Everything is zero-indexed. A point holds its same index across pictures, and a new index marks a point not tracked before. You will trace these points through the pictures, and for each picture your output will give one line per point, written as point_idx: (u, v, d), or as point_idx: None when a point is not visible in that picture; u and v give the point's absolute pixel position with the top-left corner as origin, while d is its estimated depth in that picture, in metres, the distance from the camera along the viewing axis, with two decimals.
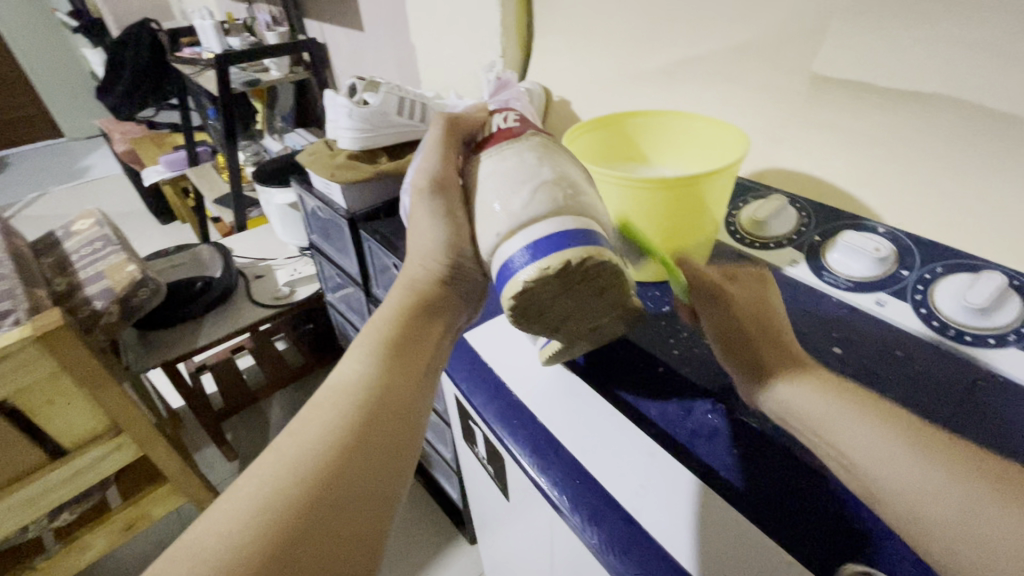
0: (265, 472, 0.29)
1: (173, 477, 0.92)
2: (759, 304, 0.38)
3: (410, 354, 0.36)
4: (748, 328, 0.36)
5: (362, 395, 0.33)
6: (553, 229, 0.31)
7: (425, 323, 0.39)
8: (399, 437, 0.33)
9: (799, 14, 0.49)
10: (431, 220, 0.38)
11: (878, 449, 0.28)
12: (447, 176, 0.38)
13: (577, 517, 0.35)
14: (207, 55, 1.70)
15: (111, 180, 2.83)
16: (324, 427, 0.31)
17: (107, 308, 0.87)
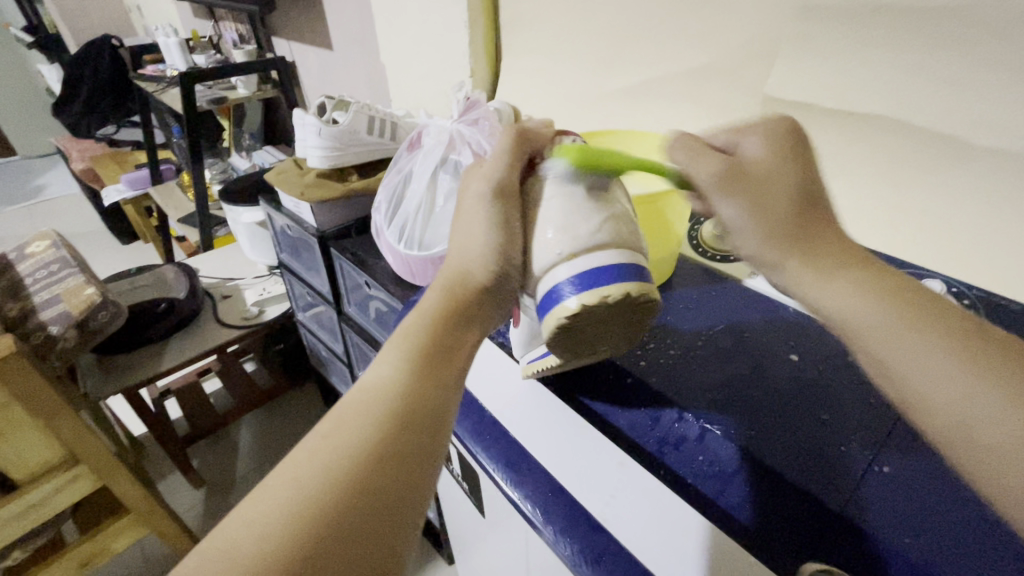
0: (292, 479, 0.27)
1: (135, 508, 0.88)
2: (786, 165, 0.32)
3: (446, 360, 0.34)
4: (772, 213, 0.31)
5: (395, 400, 0.31)
6: (617, 259, 0.32)
7: (463, 329, 0.35)
8: (434, 448, 0.31)
9: (751, 38, 0.52)
10: (486, 225, 0.36)
11: (911, 342, 0.27)
12: (510, 182, 0.37)
13: (551, 530, 0.41)
14: (171, 72, 1.67)
15: (68, 200, 2.73)
16: (357, 435, 0.29)
17: (64, 333, 0.84)
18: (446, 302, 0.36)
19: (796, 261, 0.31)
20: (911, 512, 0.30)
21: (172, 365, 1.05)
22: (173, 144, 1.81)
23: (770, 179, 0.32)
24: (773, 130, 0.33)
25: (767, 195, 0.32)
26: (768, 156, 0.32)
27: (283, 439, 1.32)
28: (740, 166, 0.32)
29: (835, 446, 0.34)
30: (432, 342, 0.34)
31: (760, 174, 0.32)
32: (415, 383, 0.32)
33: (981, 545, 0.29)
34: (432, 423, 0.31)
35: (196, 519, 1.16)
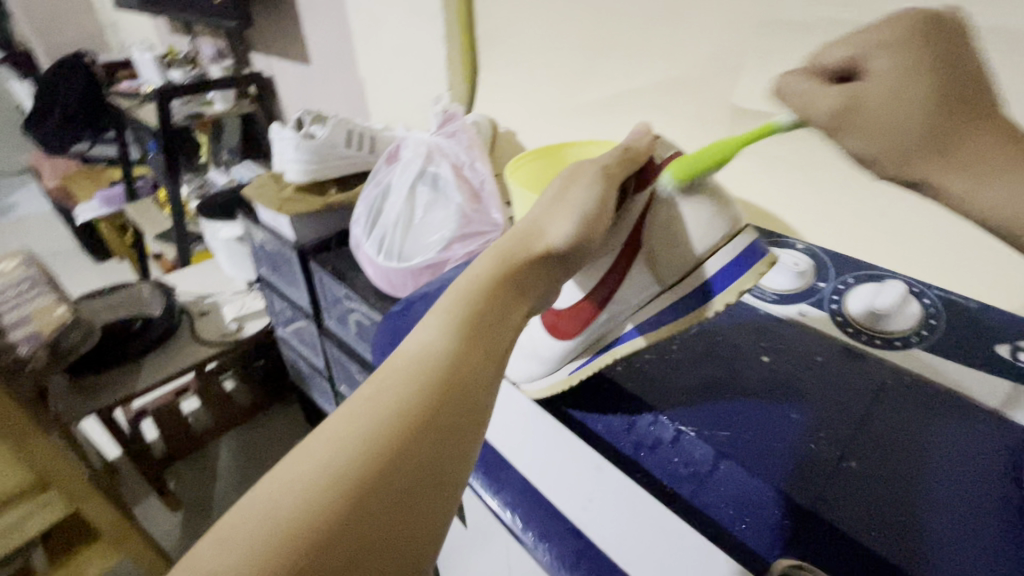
0: (330, 440, 0.25)
1: (110, 533, 0.86)
2: (914, 70, 0.30)
3: (494, 326, 0.32)
4: (912, 115, 0.30)
5: (440, 366, 0.29)
6: (745, 247, 0.41)
7: (515, 300, 0.34)
8: (478, 420, 0.28)
9: (718, 50, 0.53)
10: (588, 196, 0.39)
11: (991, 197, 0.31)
12: (614, 170, 0.41)
13: (530, 536, 0.40)
14: (146, 87, 1.66)
15: (39, 218, 2.67)
16: (401, 397, 0.27)
17: (35, 352, 0.80)
18: (507, 267, 0.35)
19: (931, 166, 0.31)
20: (874, 508, 0.31)
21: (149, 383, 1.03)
22: (149, 160, 1.79)
23: (893, 91, 0.30)
24: (898, 33, 0.31)
25: (902, 99, 0.30)
26: (892, 70, 0.30)
27: (262, 457, 1.30)
28: (862, 95, 0.31)
29: (801, 443, 0.35)
30: (482, 308, 0.32)
31: (878, 102, 0.31)
32: (462, 350, 0.30)
33: (969, 533, 0.30)
34: (476, 394, 0.29)
35: (173, 543, 1.13)
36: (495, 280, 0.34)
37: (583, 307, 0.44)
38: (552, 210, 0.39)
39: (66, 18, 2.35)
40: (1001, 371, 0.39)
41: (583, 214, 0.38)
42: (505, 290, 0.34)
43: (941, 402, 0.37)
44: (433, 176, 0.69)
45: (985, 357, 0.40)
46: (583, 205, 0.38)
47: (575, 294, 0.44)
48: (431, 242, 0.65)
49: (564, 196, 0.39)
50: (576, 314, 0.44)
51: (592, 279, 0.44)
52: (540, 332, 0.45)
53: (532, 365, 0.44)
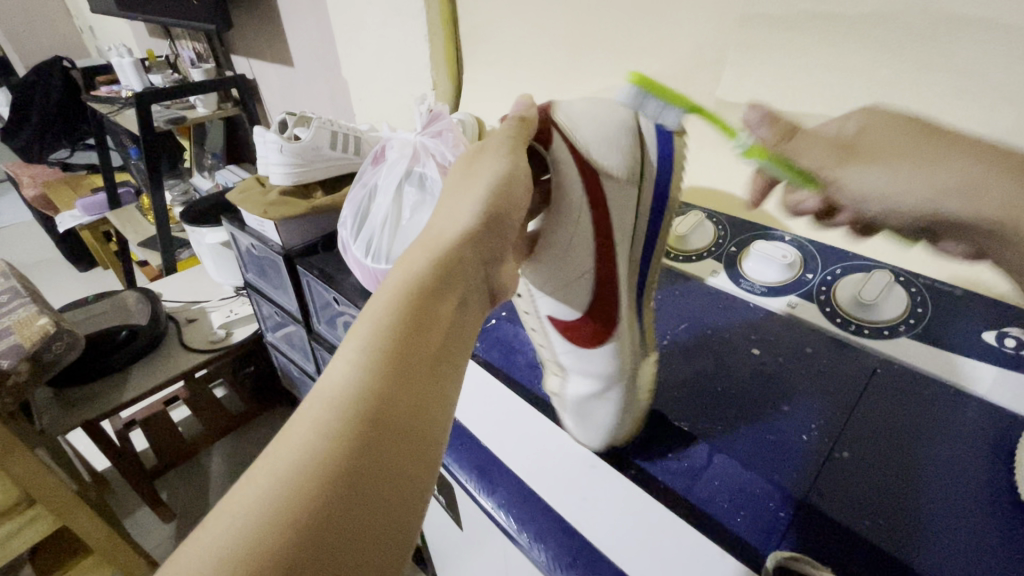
0: (244, 503, 0.20)
1: (98, 547, 0.84)
2: (893, 146, 0.35)
3: (423, 336, 0.26)
4: (910, 190, 0.33)
5: (362, 403, 0.23)
6: (657, 146, 0.40)
7: (443, 296, 0.28)
8: (421, 449, 0.24)
9: (702, 45, 0.53)
10: (491, 169, 0.32)
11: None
12: (504, 139, 0.34)
13: (525, 537, 0.38)
14: (126, 92, 1.63)
15: (20, 228, 2.62)
16: (313, 446, 0.22)
17: (17, 367, 0.78)
18: (417, 272, 0.27)
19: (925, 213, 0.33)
20: (869, 498, 0.31)
21: (136, 393, 1.01)
22: (131, 166, 1.76)
23: (883, 144, 0.36)
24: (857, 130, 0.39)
25: (896, 153, 0.34)
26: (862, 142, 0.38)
27: (255, 464, 1.29)
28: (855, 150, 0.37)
29: (794, 437, 0.35)
30: (402, 322, 0.26)
31: (868, 153, 0.36)
32: (387, 380, 0.24)
33: (965, 516, 0.30)
34: (414, 419, 0.24)
35: (166, 555, 1.12)
36: (420, 281, 0.27)
37: (596, 304, 0.38)
38: (464, 192, 0.32)
39: (42, 23, 2.31)
40: (989, 358, 0.39)
41: (498, 177, 0.32)
42: (425, 294, 0.27)
43: (925, 386, 0.38)
44: (419, 175, 0.69)
45: (972, 343, 0.40)
46: (495, 177, 0.32)
47: (578, 300, 0.38)
48: None
49: (471, 174, 0.33)
50: (594, 319, 0.38)
51: (588, 275, 0.38)
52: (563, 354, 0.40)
53: (598, 407, 0.37)
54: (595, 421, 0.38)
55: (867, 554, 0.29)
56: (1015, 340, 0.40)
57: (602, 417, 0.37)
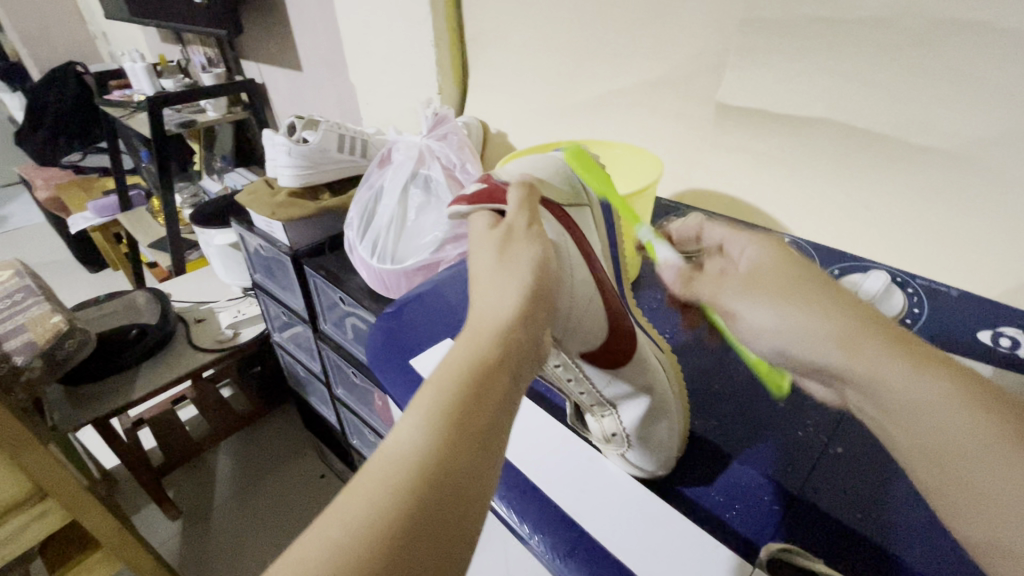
0: (310, 550, 0.20)
1: (107, 542, 0.85)
2: (786, 287, 0.34)
3: (484, 408, 0.24)
4: (797, 328, 0.32)
5: (422, 467, 0.22)
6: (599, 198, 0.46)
7: (512, 366, 0.27)
8: (474, 523, 0.22)
9: (703, 50, 0.54)
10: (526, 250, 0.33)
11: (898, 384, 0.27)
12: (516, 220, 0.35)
13: (524, 526, 0.35)
14: (138, 96, 1.66)
15: (32, 229, 2.66)
16: (373, 505, 0.21)
17: (30, 364, 0.80)
18: (492, 350, 0.27)
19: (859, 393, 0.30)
20: (862, 494, 0.33)
21: (146, 391, 1.03)
22: (142, 168, 1.79)
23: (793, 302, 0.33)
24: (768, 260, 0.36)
25: (794, 299, 0.33)
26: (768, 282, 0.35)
27: (261, 464, 1.30)
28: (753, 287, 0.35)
29: (792, 432, 0.37)
30: (466, 388, 0.25)
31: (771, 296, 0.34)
32: (448, 448, 0.23)
33: None
34: (472, 488, 0.23)
35: (173, 553, 1.13)
36: (491, 350, 0.27)
37: (614, 330, 0.37)
38: (497, 273, 0.32)
39: (56, 27, 2.35)
40: (985, 358, 0.39)
41: (535, 262, 0.32)
42: (488, 369, 0.26)
43: None
44: (425, 177, 0.70)
45: (968, 345, 0.40)
46: (530, 259, 0.32)
47: (600, 329, 0.37)
48: (424, 243, 0.66)
49: (504, 258, 0.33)
50: (622, 339, 0.37)
51: (596, 303, 0.37)
52: (606, 390, 0.39)
53: (657, 445, 0.35)
54: (657, 439, 0.36)
55: (865, 550, 0.30)
56: (1009, 340, 0.40)
57: (648, 453, 0.36)
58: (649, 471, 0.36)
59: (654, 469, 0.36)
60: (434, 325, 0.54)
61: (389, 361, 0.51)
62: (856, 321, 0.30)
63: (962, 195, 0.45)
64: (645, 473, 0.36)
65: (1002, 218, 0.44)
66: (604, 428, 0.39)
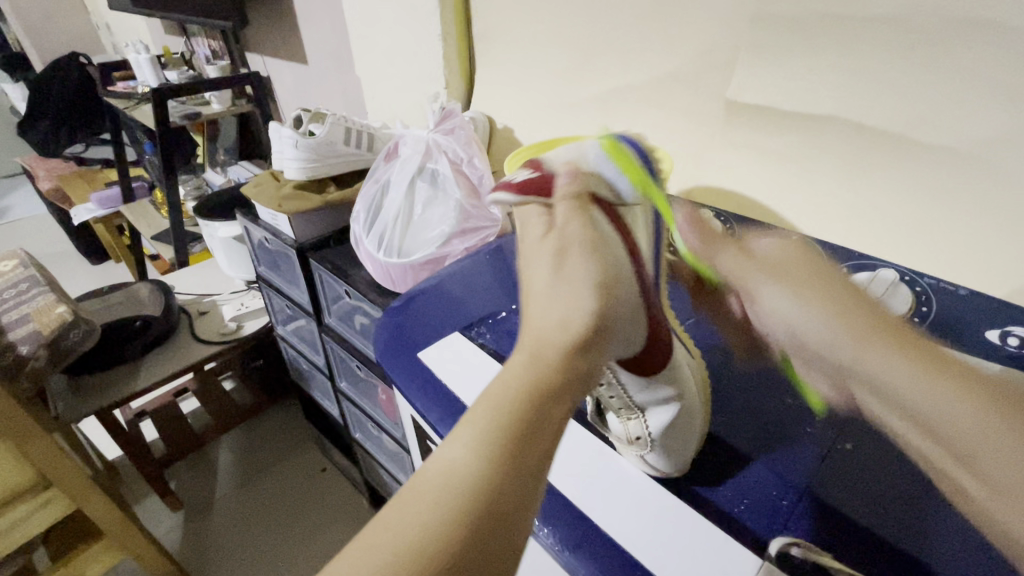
0: (362, 558, 0.22)
1: (110, 532, 0.86)
2: (806, 279, 0.36)
3: (532, 445, 0.25)
4: (810, 315, 0.34)
5: (465, 496, 0.23)
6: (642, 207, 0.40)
7: (570, 386, 0.26)
8: (514, 557, 0.23)
9: (713, 46, 0.54)
10: (588, 263, 0.30)
11: (869, 349, 0.31)
12: (572, 234, 0.32)
13: (534, 517, 0.36)
14: (141, 88, 1.66)
15: (33, 220, 2.66)
16: (420, 526, 0.23)
17: (35, 353, 0.81)
18: (546, 370, 0.26)
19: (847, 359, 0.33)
20: (874, 492, 0.33)
21: (149, 382, 1.03)
22: (145, 160, 1.79)
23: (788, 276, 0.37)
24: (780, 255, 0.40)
25: (807, 288, 0.35)
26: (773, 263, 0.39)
27: (263, 456, 1.31)
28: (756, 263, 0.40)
29: (801, 429, 0.37)
30: (515, 420, 0.25)
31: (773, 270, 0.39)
32: (492, 481, 0.24)
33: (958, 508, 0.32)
34: (513, 523, 0.23)
35: (177, 545, 1.14)
36: (549, 368, 0.26)
37: (653, 338, 0.34)
38: (555, 295, 0.29)
39: (60, 18, 2.34)
40: (996, 356, 0.39)
41: (597, 288, 0.29)
42: (541, 402, 0.25)
43: None
44: (433, 172, 0.70)
45: (979, 342, 0.40)
46: (592, 275, 0.30)
47: (638, 339, 0.32)
48: (431, 237, 0.66)
49: (560, 275, 0.30)
50: (661, 347, 0.34)
51: (641, 314, 0.34)
52: (636, 395, 0.36)
53: (681, 450, 0.35)
54: (678, 443, 0.35)
55: (876, 546, 0.30)
56: (1018, 339, 0.40)
57: (665, 457, 0.35)
58: (667, 472, 0.36)
59: (670, 470, 0.36)
60: (441, 318, 0.54)
61: (399, 353, 0.51)
62: (853, 308, 0.33)
63: (971, 193, 0.45)
64: (661, 472, 0.36)
65: (1010, 219, 0.44)
66: (627, 431, 0.37)
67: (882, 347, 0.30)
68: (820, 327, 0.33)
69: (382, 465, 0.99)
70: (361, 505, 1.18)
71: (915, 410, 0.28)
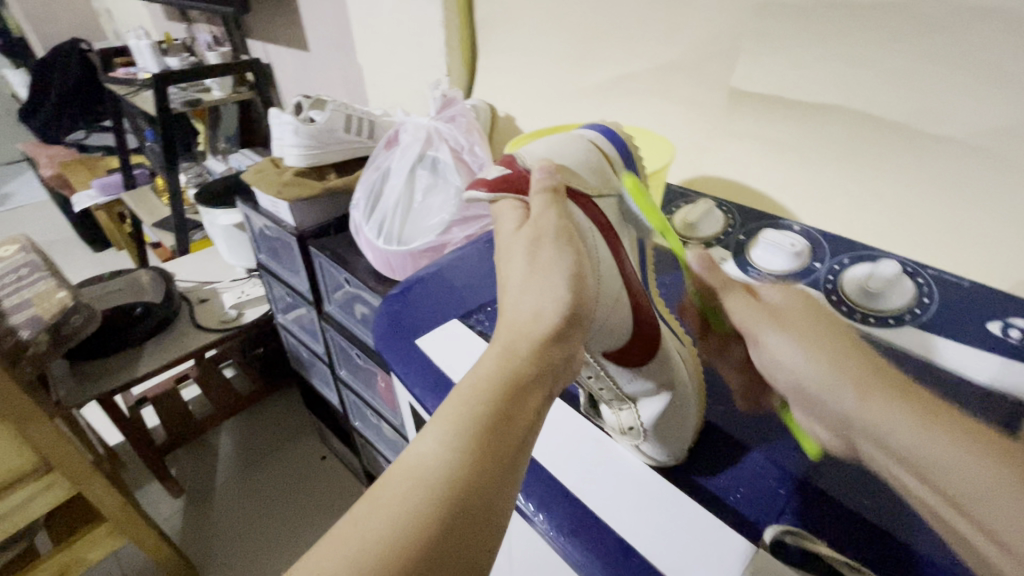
0: (356, 531, 0.22)
1: (110, 515, 0.86)
2: (813, 333, 0.36)
3: (505, 435, 0.25)
4: (816, 369, 0.34)
5: (439, 488, 0.23)
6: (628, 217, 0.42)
7: (542, 373, 0.27)
8: (487, 546, 0.23)
9: (716, 34, 0.54)
10: (557, 252, 0.30)
11: (895, 426, 0.29)
12: (546, 224, 0.32)
13: (529, 504, 0.36)
14: (142, 74, 1.65)
15: (36, 207, 2.66)
16: (412, 498, 0.23)
17: (36, 337, 0.80)
18: (517, 355, 0.27)
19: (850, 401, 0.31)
20: (866, 480, 0.33)
21: (149, 368, 1.04)
22: (146, 147, 1.78)
23: (804, 329, 0.36)
24: (795, 305, 0.38)
25: (817, 341, 0.35)
26: (786, 310, 0.37)
27: (262, 443, 1.31)
28: (776, 309, 0.38)
29: (794, 417, 0.37)
30: (499, 401, 0.25)
31: (794, 317, 0.37)
32: (467, 471, 0.24)
33: None
34: (491, 505, 0.24)
35: (177, 530, 1.15)
36: (520, 356, 0.27)
37: (639, 331, 0.35)
38: (529, 285, 0.29)
39: (60, 3, 2.32)
40: (995, 348, 0.39)
41: (571, 277, 0.29)
42: (513, 392, 0.26)
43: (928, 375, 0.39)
44: (431, 160, 0.69)
45: (979, 335, 0.40)
46: (566, 264, 0.30)
47: (623, 332, 0.34)
48: (431, 225, 0.66)
49: (534, 264, 0.30)
50: (648, 339, 0.35)
51: (623, 301, 0.34)
52: (627, 385, 0.36)
53: (671, 439, 0.35)
54: (672, 432, 0.35)
55: (861, 534, 0.31)
56: (1019, 331, 0.40)
57: (660, 446, 0.35)
58: (661, 461, 0.36)
59: (665, 459, 0.36)
60: (438, 306, 0.54)
61: (396, 340, 0.51)
62: (864, 367, 0.33)
63: (973, 185, 0.44)
64: (657, 462, 0.36)
65: (1013, 210, 0.43)
66: (620, 420, 0.37)
67: (887, 398, 0.30)
68: (826, 381, 0.33)
69: (380, 452, 1.00)
70: (360, 493, 1.19)
71: (917, 463, 0.28)
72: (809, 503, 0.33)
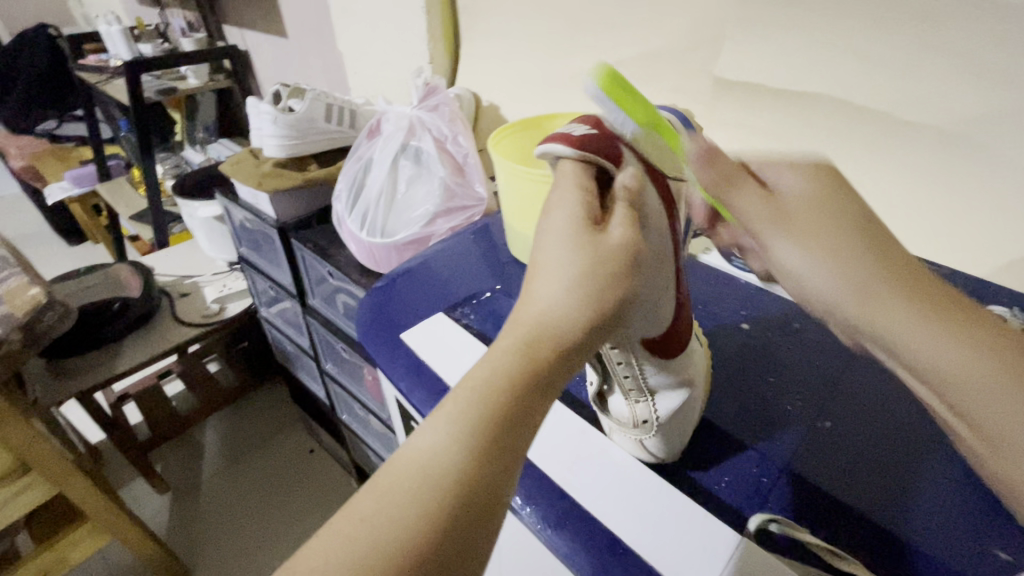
0: (348, 532, 0.23)
1: (93, 514, 0.85)
2: (822, 222, 0.30)
3: (510, 440, 0.24)
4: (835, 284, 0.29)
5: (440, 489, 0.23)
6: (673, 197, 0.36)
7: (545, 393, 0.25)
8: (482, 545, 0.23)
9: (702, 22, 0.53)
10: (606, 262, 0.26)
11: (911, 334, 0.27)
12: (620, 238, 0.27)
13: (519, 499, 0.36)
14: (114, 61, 1.59)
15: (7, 201, 2.57)
16: (409, 499, 0.23)
17: (9, 336, 0.77)
18: (532, 371, 0.25)
19: (862, 298, 0.29)
20: (852, 471, 0.34)
21: (131, 365, 1.01)
22: (121, 138, 1.73)
23: (813, 216, 0.31)
24: (817, 189, 0.31)
25: (824, 241, 0.30)
26: (802, 192, 0.31)
27: (249, 438, 1.30)
28: (781, 202, 0.31)
29: (788, 408, 0.38)
30: (503, 405, 0.24)
31: (798, 202, 0.31)
32: (467, 472, 0.23)
33: (944, 496, 0.32)
34: (487, 508, 0.23)
35: (162, 526, 1.13)
36: (533, 373, 0.25)
37: (677, 321, 0.33)
38: (570, 291, 0.25)
39: None
40: None
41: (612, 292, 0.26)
42: (523, 395, 0.25)
43: None
44: (416, 150, 0.69)
45: None
46: (603, 281, 0.26)
47: (664, 318, 0.32)
48: (415, 216, 0.65)
49: (575, 268, 0.26)
50: (679, 330, 0.34)
51: (671, 291, 0.32)
52: (651, 377, 0.35)
53: (676, 436, 0.35)
54: (675, 428, 0.35)
55: (851, 523, 0.31)
56: (998, 318, 0.42)
57: (659, 444, 0.35)
58: (658, 458, 0.36)
59: (664, 456, 0.36)
60: (425, 300, 0.53)
61: (383, 335, 0.50)
62: (875, 251, 0.29)
63: (958, 173, 0.45)
64: (651, 458, 0.36)
65: (1000, 199, 0.44)
66: (633, 413, 0.35)
67: (887, 290, 0.28)
68: (844, 292, 0.29)
69: (369, 444, 1.00)
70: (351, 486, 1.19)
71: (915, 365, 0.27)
72: (805, 501, 0.32)
